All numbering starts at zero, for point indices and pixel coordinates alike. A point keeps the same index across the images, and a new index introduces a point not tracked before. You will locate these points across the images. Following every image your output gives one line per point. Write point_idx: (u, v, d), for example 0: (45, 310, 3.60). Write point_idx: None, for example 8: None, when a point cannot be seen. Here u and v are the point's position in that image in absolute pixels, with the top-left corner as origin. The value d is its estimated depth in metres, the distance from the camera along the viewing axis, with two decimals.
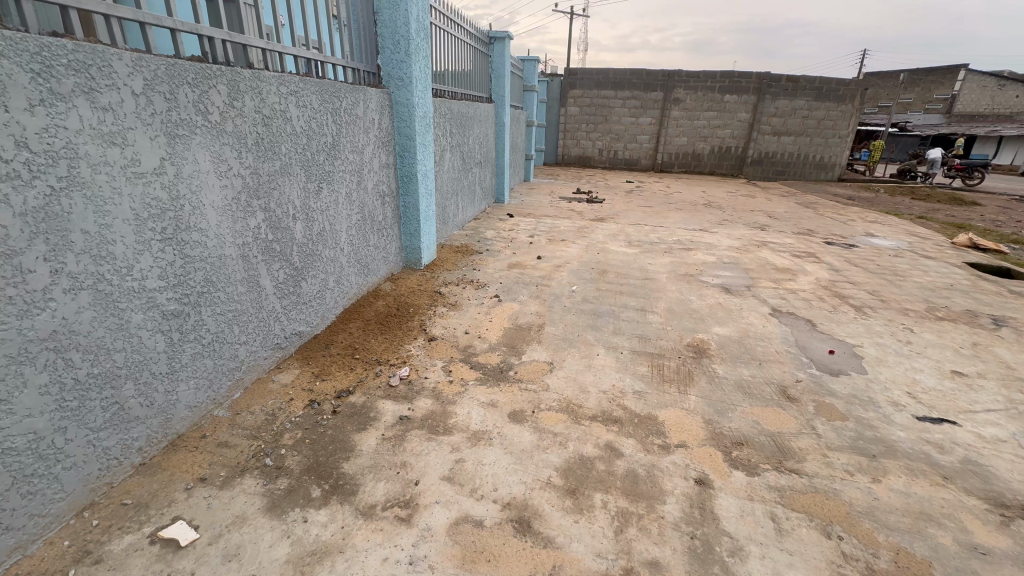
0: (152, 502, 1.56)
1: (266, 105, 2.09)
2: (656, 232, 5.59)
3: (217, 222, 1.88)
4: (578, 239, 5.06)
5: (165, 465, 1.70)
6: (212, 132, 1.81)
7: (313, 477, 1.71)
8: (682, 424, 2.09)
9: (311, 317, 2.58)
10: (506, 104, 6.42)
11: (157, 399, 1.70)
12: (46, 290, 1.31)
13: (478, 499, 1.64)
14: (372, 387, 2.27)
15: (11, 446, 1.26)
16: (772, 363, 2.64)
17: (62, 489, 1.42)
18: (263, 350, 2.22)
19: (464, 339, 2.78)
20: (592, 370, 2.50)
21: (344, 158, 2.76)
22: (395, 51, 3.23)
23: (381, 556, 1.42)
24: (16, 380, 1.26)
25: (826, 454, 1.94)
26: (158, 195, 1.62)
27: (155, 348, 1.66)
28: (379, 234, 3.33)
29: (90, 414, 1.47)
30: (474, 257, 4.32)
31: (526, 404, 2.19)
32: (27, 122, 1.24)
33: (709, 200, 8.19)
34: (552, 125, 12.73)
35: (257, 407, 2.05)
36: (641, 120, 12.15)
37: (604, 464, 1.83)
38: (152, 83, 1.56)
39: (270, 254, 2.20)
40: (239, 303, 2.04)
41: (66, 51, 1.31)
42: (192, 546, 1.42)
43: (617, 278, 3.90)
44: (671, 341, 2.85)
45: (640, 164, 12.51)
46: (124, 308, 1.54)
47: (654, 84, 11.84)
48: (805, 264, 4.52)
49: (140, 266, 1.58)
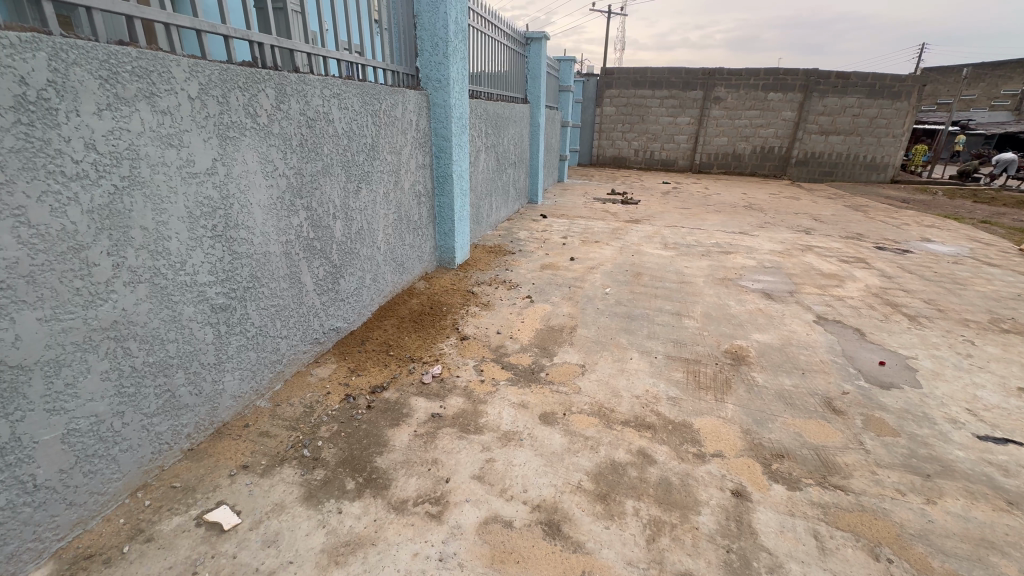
0: (198, 487, 1.63)
1: (311, 107, 2.16)
2: (693, 234, 5.44)
3: (263, 221, 1.96)
4: (612, 241, 4.99)
5: (211, 451, 1.78)
6: (261, 133, 1.89)
7: (348, 470, 1.76)
8: (718, 432, 2.03)
9: (348, 314, 2.65)
10: (541, 104, 6.40)
11: (205, 388, 1.78)
12: (109, 283, 1.40)
13: (508, 500, 1.64)
14: (405, 383, 2.31)
15: (76, 427, 1.36)
16: (816, 373, 2.53)
17: (118, 470, 1.50)
18: (303, 344, 2.30)
19: (496, 339, 2.79)
20: (625, 373, 2.46)
21: (383, 160, 2.83)
22: (433, 53, 3.28)
23: (412, 551, 1.44)
24: (81, 366, 1.36)
25: (874, 471, 1.84)
26: (210, 194, 1.70)
27: (204, 340, 1.74)
28: (415, 233, 3.39)
29: (144, 400, 1.56)
30: (507, 258, 4.33)
31: (558, 406, 2.17)
32: (96, 125, 1.33)
33: (750, 202, 7.91)
34: (588, 124, 12.61)
35: (296, 399, 2.12)
36: (679, 120, 11.87)
37: (637, 470, 1.80)
38: (207, 88, 1.64)
39: (312, 251, 2.27)
40: (281, 298, 2.12)
41: (130, 59, 1.40)
42: (234, 530, 1.48)
43: (652, 281, 3.83)
44: (708, 347, 2.77)
45: (677, 164, 12.24)
46: (176, 301, 1.62)
47: (693, 82, 11.54)
48: (853, 270, 4.29)
49: (192, 261, 1.66)
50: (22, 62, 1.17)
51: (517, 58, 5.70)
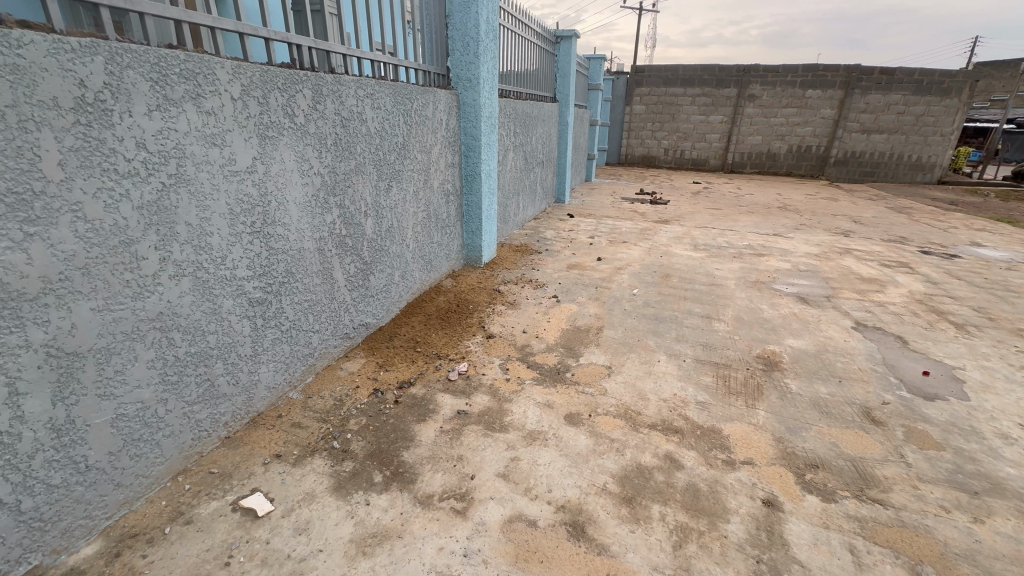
0: (235, 473, 1.69)
1: (345, 107, 2.21)
2: (724, 235, 5.31)
3: (298, 218, 2.02)
4: (641, 242, 4.92)
5: (246, 440, 1.85)
6: (298, 132, 1.95)
7: (376, 463, 1.79)
8: (749, 439, 1.97)
9: (377, 310, 2.70)
10: (570, 103, 6.36)
11: (242, 378, 1.85)
12: (156, 276, 1.47)
13: (533, 499, 1.65)
14: (432, 380, 2.34)
15: (123, 412, 1.43)
16: (854, 382, 2.43)
17: (161, 454, 1.58)
18: (334, 339, 2.36)
19: (522, 338, 2.79)
20: (652, 376, 2.42)
21: (413, 159, 2.87)
22: (464, 53, 3.30)
23: (437, 546, 1.46)
24: (129, 354, 1.43)
25: (916, 485, 1.75)
26: (250, 191, 1.76)
27: (241, 332, 1.81)
28: (443, 231, 3.42)
29: (186, 388, 1.63)
30: (533, 257, 4.33)
31: (583, 407, 2.16)
32: (146, 125, 1.39)
33: (785, 203, 7.66)
34: (617, 122, 12.46)
35: (326, 392, 2.18)
36: (712, 118, 11.61)
37: (663, 475, 1.77)
38: (248, 89, 1.70)
39: (343, 248, 2.33)
40: (314, 293, 2.17)
41: (178, 62, 1.46)
42: (268, 517, 1.54)
43: (681, 282, 3.76)
44: (739, 352, 2.70)
45: (708, 164, 11.97)
46: (217, 294, 1.69)
47: (727, 79, 11.25)
48: (896, 275, 4.10)
49: (232, 256, 1.73)
50: (81, 66, 1.23)
51: (547, 57, 5.68)
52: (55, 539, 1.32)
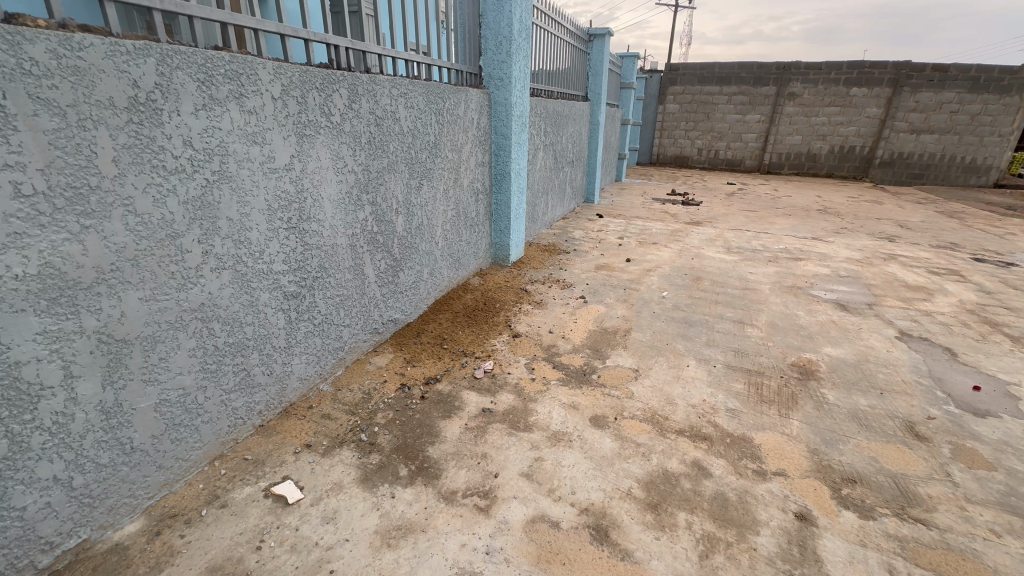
0: (267, 461, 1.75)
1: (380, 106, 2.25)
2: (760, 238, 5.14)
3: (332, 215, 2.07)
4: (671, 243, 4.82)
5: (279, 429, 1.91)
6: (333, 131, 1.99)
7: (402, 457, 1.82)
8: (782, 450, 1.91)
9: (406, 306, 2.74)
10: (602, 102, 6.28)
11: (276, 369, 1.91)
12: (198, 269, 1.54)
13: (556, 500, 1.64)
14: (458, 377, 2.36)
15: (166, 398, 1.50)
16: (896, 394, 2.31)
17: (200, 439, 1.64)
18: (363, 334, 2.41)
19: (548, 338, 2.78)
20: (681, 381, 2.37)
21: (444, 157, 2.90)
22: (497, 52, 3.31)
23: (460, 542, 1.47)
24: (172, 343, 1.49)
25: (963, 506, 1.66)
26: (287, 188, 1.82)
27: (276, 324, 1.87)
28: (472, 230, 3.45)
29: (224, 377, 1.69)
30: (561, 257, 4.31)
31: (609, 410, 2.14)
32: (193, 124, 1.45)
33: (825, 206, 7.37)
34: (650, 121, 12.29)
35: (355, 385, 2.22)
36: (749, 117, 11.27)
37: (691, 482, 1.73)
38: (288, 89, 1.75)
39: (374, 245, 2.37)
40: (346, 288, 2.23)
41: (224, 62, 1.52)
42: (297, 505, 1.58)
43: (712, 286, 3.67)
44: (772, 359, 2.61)
45: (744, 164, 11.65)
46: (255, 288, 1.75)
47: (766, 77, 10.90)
48: (945, 284, 3.89)
49: (269, 251, 1.79)
50: (135, 67, 1.30)
51: (579, 55, 5.64)
52: (102, 515, 1.39)
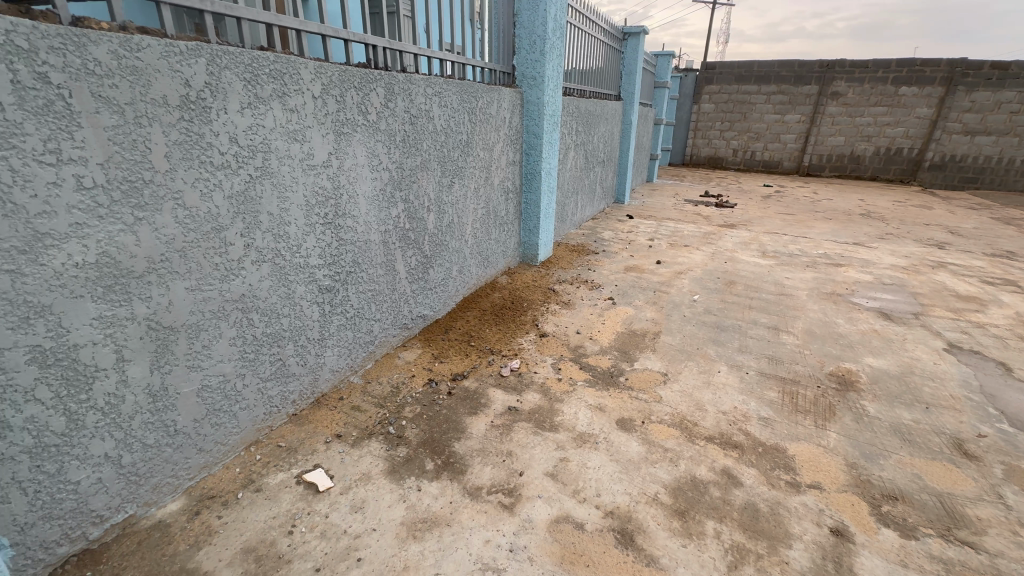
0: (299, 449, 1.81)
1: (414, 105, 2.28)
2: (797, 242, 4.97)
3: (367, 211, 2.11)
4: (704, 246, 4.71)
5: (311, 418, 1.97)
6: (370, 129, 2.04)
7: (428, 451, 1.85)
8: (818, 462, 1.84)
9: (434, 302, 2.78)
10: (635, 101, 6.19)
11: (310, 360, 1.97)
12: (240, 261, 1.60)
13: (581, 502, 1.63)
14: (484, 374, 2.37)
15: (208, 384, 1.57)
16: (943, 409, 2.19)
17: (237, 425, 1.71)
18: (393, 328, 2.45)
19: (575, 338, 2.77)
20: (711, 387, 2.32)
21: (476, 156, 2.92)
22: (530, 51, 3.31)
23: (484, 538, 1.48)
24: (214, 331, 1.56)
25: (1017, 531, 1.56)
26: (325, 184, 1.87)
27: (311, 316, 1.92)
28: (501, 229, 3.47)
29: (261, 366, 1.76)
30: (590, 257, 4.27)
31: (636, 413, 2.11)
32: (239, 122, 1.51)
33: (869, 210, 7.05)
34: (684, 122, 12.08)
35: (384, 379, 2.27)
36: (788, 117, 10.91)
37: (720, 491, 1.69)
38: (328, 88, 1.80)
39: (406, 241, 2.41)
40: (378, 284, 2.27)
41: (268, 62, 1.57)
42: (327, 493, 1.63)
43: (746, 290, 3.57)
44: (809, 367, 2.52)
45: (781, 166, 11.29)
46: (292, 281, 1.81)
47: (808, 76, 10.52)
48: (1000, 294, 3.66)
49: (306, 245, 1.84)
50: (188, 67, 1.36)
51: (613, 54, 5.58)
52: (147, 493, 1.47)
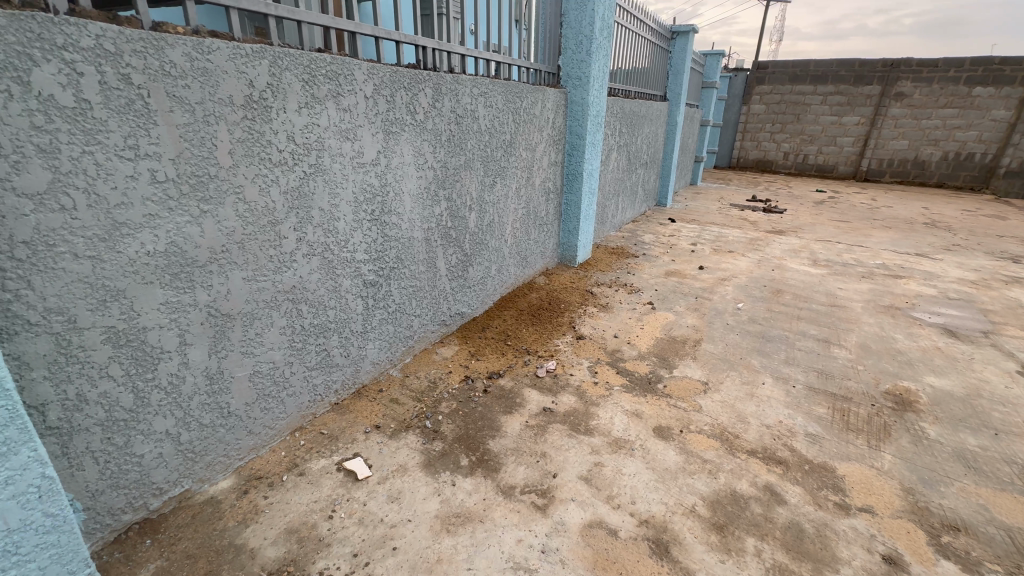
0: (340, 437, 1.87)
1: (461, 105, 2.32)
2: (852, 251, 4.71)
3: (411, 209, 2.16)
4: (750, 252, 4.54)
5: (352, 408, 2.03)
6: (417, 129, 2.08)
7: (463, 447, 1.87)
8: (870, 485, 1.74)
9: (472, 300, 2.81)
10: (681, 101, 6.04)
11: (352, 352, 2.04)
12: (292, 254, 1.67)
13: (615, 508, 1.60)
14: (520, 374, 2.38)
15: (259, 370, 1.65)
16: (1015, 437, 2.02)
17: (284, 410, 1.79)
18: (432, 325, 2.50)
19: (612, 342, 2.73)
20: (754, 399, 2.23)
21: (519, 156, 2.93)
22: (576, 51, 3.29)
23: (516, 537, 1.48)
24: (267, 320, 1.63)
25: None
26: (373, 182, 1.92)
27: (355, 309, 1.98)
28: (541, 229, 3.46)
29: (308, 355, 1.83)
30: (629, 260, 4.20)
31: (674, 421, 2.06)
32: (296, 121, 1.58)
33: (934, 219, 6.58)
34: (731, 123, 11.72)
35: (422, 373, 2.31)
36: (845, 119, 10.34)
37: (762, 507, 1.62)
38: (380, 89, 1.86)
39: (448, 239, 2.45)
40: (419, 280, 2.32)
41: (325, 64, 1.63)
42: (366, 481, 1.67)
43: (794, 300, 3.41)
44: (862, 384, 2.38)
45: (836, 170, 10.72)
46: (339, 274, 1.87)
47: (869, 75, 9.95)
48: None
49: (353, 240, 1.90)
50: (252, 69, 1.43)
51: (660, 53, 5.47)
52: (202, 469, 1.55)
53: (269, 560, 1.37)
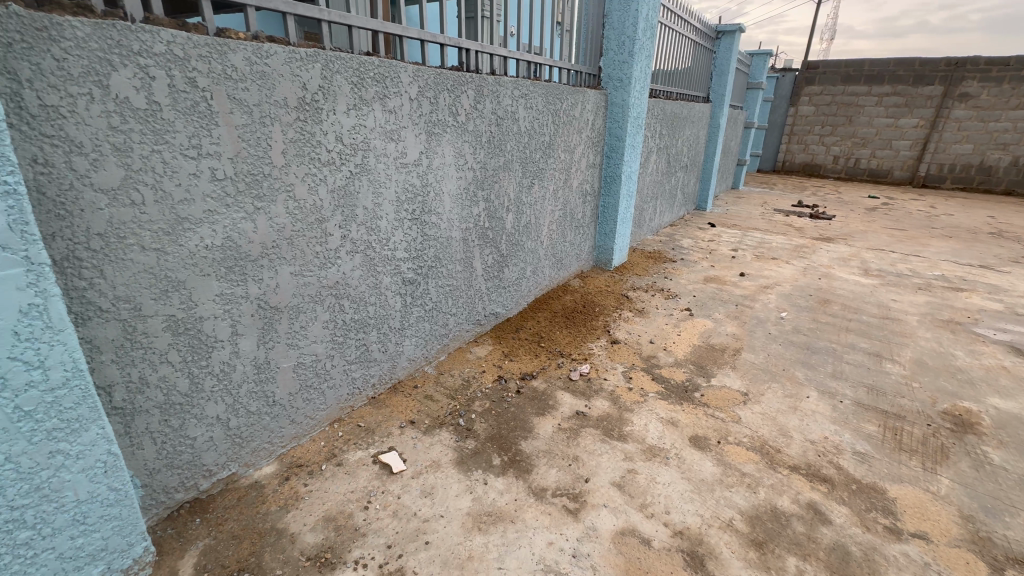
0: (376, 430, 1.92)
1: (502, 107, 2.34)
2: (908, 261, 4.45)
3: (450, 209, 2.19)
4: (795, 260, 4.36)
5: (388, 403, 2.08)
6: (458, 130, 2.11)
7: (496, 446, 1.88)
8: (925, 510, 1.63)
9: (507, 301, 2.82)
10: (725, 103, 5.88)
11: (390, 348, 2.08)
12: (337, 251, 1.72)
13: (648, 517, 1.57)
14: (553, 376, 2.37)
15: (302, 362, 1.71)
16: None
17: (324, 402, 1.85)
18: (467, 324, 2.52)
19: (648, 348, 2.68)
20: (798, 413, 2.14)
21: (557, 158, 2.92)
22: (618, 52, 3.25)
23: (547, 540, 1.48)
24: (311, 315, 1.69)
25: None
26: (414, 182, 1.96)
27: (394, 306, 2.03)
28: (577, 232, 3.44)
29: (348, 349, 1.88)
30: (667, 265, 4.12)
31: (711, 431, 2.00)
32: (344, 122, 1.63)
33: (1001, 229, 6.13)
34: (777, 125, 11.31)
35: (456, 371, 2.34)
36: (902, 121, 9.79)
37: (804, 526, 1.55)
38: (424, 91, 1.89)
39: (485, 240, 2.47)
40: (456, 279, 2.35)
41: (373, 67, 1.68)
42: (400, 475, 1.71)
43: (843, 310, 3.26)
44: (917, 402, 2.25)
45: (891, 175, 10.16)
46: (379, 272, 1.92)
47: (930, 75, 9.39)
48: None
49: (394, 239, 1.95)
50: (306, 72, 1.49)
51: (704, 54, 5.34)
52: (247, 454, 1.63)
53: (308, 546, 1.42)
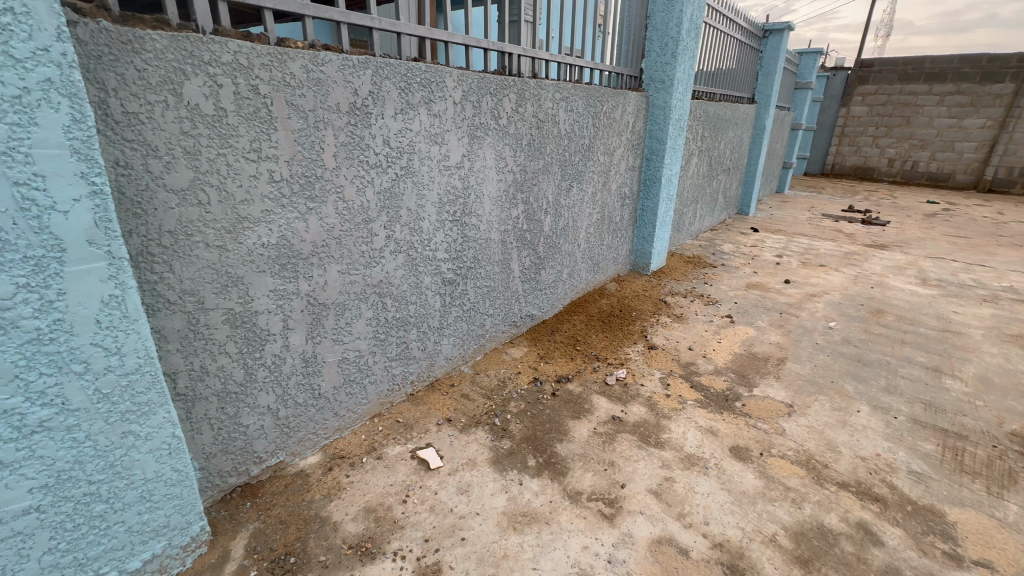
0: (414, 426, 1.96)
1: (542, 110, 2.35)
2: (972, 271, 4.16)
3: (490, 211, 2.22)
4: (845, 267, 4.16)
5: (426, 400, 2.12)
6: (500, 133, 2.14)
7: (531, 448, 1.89)
8: (989, 537, 1.53)
9: (543, 303, 2.83)
10: (771, 104, 5.68)
11: (428, 346, 2.13)
12: (381, 250, 1.78)
13: (686, 527, 1.54)
14: (589, 380, 2.36)
15: (347, 357, 1.77)
16: None
17: (365, 397, 1.91)
18: (503, 325, 2.54)
19: (687, 354, 2.62)
20: (848, 427, 2.04)
21: (597, 160, 2.91)
22: (661, 54, 3.21)
23: (582, 543, 1.47)
24: (356, 312, 1.75)
25: None
26: (456, 184, 2.00)
27: (433, 305, 2.07)
28: (614, 235, 3.41)
29: (389, 346, 1.94)
30: (707, 270, 4.01)
31: (753, 442, 1.94)
32: (391, 126, 1.69)
33: None
34: (826, 127, 10.82)
35: (492, 372, 2.37)
36: (967, 122, 9.18)
37: (854, 546, 1.48)
38: (468, 95, 1.93)
39: (523, 241, 2.49)
40: (494, 280, 2.38)
41: (420, 72, 1.73)
42: (437, 471, 1.74)
43: (897, 322, 3.08)
44: (981, 421, 2.10)
45: (953, 179, 9.53)
46: (421, 272, 1.97)
47: (1000, 72, 8.76)
48: None
49: (435, 240, 1.99)
50: (357, 78, 1.55)
51: (750, 54, 5.19)
52: (294, 444, 1.70)
53: (349, 534, 1.47)
